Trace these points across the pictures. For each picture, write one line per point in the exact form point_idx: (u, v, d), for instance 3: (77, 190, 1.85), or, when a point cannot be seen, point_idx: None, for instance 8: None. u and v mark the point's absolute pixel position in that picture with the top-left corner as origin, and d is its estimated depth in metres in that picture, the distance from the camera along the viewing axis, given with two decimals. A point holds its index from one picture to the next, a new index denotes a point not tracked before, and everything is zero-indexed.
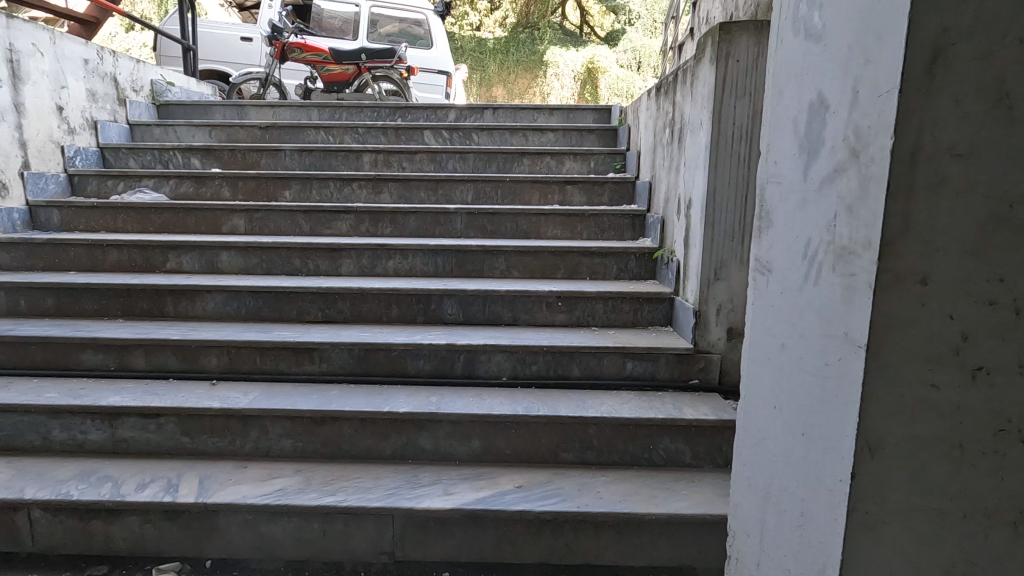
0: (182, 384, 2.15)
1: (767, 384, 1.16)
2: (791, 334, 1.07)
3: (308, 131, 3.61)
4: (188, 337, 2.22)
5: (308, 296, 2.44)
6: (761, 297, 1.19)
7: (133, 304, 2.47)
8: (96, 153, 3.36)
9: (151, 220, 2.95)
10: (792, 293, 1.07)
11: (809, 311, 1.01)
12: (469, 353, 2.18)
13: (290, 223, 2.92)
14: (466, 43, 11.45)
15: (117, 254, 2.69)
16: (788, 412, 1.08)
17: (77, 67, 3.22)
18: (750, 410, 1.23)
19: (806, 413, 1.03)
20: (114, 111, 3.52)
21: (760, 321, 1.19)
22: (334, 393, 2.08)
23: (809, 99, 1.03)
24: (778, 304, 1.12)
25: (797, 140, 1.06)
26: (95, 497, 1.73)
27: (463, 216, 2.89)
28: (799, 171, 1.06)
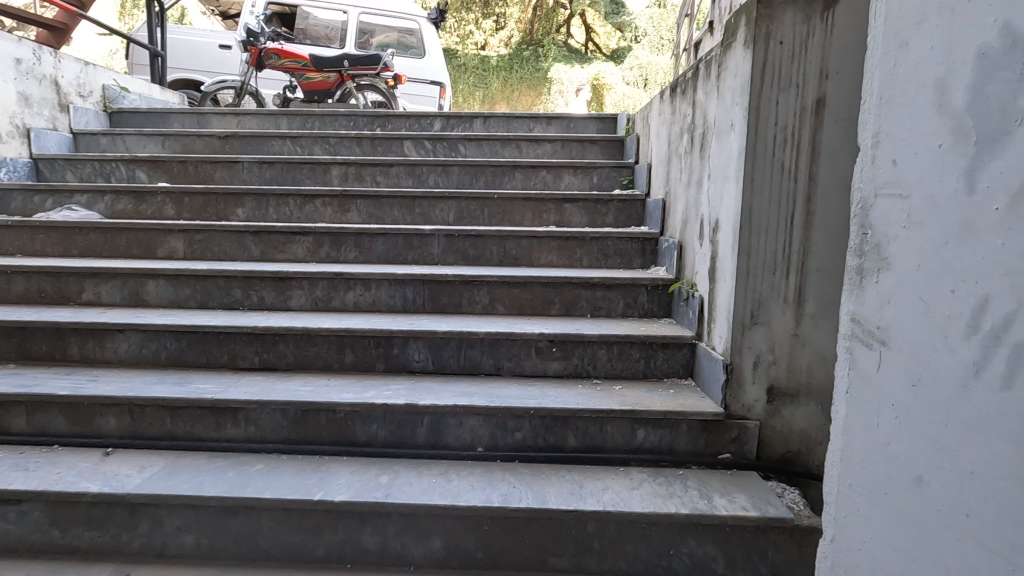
0: (66, 454, 1.68)
1: (887, 486, 0.88)
2: (958, 426, 0.78)
3: (273, 141, 3.19)
4: (80, 392, 1.75)
5: (242, 337, 1.98)
6: (867, 362, 0.90)
7: (28, 347, 2.02)
8: (27, 164, 2.95)
9: (75, 241, 2.51)
10: (950, 351, 0.79)
11: (1001, 395, 0.74)
12: (435, 416, 1.71)
13: (237, 246, 2.48)
14: (467, 60, 11.04)
15: (24, 282, 2.25)
16: (949, 534, 0.80)
17: (6, 67, 2.81)
18: (852, 516, 0.94)
19: (994, 542, 0.75)
20: (54, 118, 3.11)
21: (869, 398, 0.90)
22: (255, 470, 1.60)
23: (964, 86, 0.76)
24: (916, 378, 0.83)
25: (947, 158, 0.78)
26: None
27: (440, 238, 2.43)
28: (954, 202, 0.78)
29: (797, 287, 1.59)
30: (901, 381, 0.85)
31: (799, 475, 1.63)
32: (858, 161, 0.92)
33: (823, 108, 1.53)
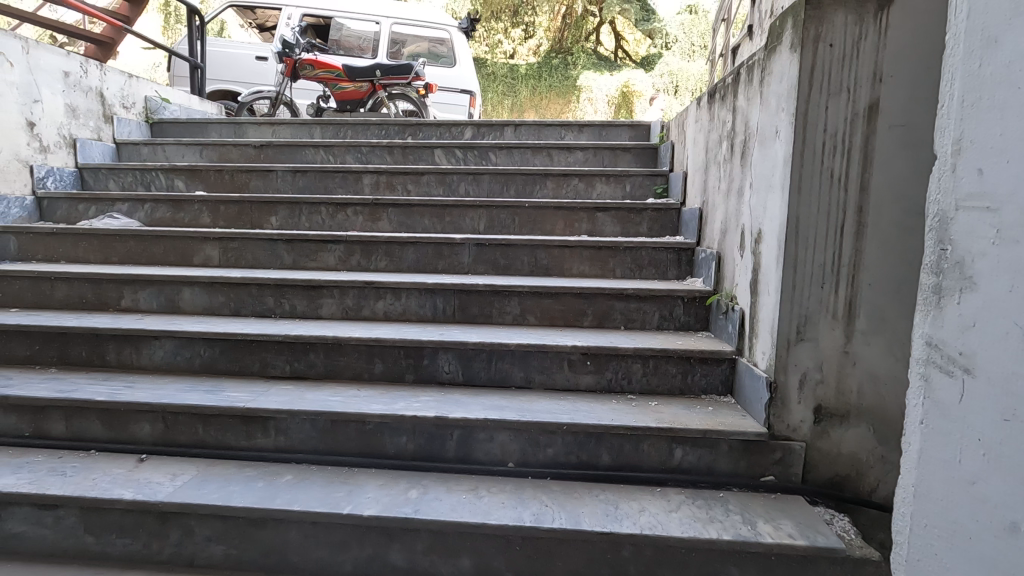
0: (102, 460, 1.70)
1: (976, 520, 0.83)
2: None
3: (306, 150, 3.23)
4: (115, 398, 1.77)
5: (273, 346, 1.98)
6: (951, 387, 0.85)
7: (68, 352, 2.06)
8: (72, 174, 3.04)
9: (115, 248, 2.56)
10: None
11: None
12: (465, 430, 1.67)
13: (270, 254, 2.49)
14: (497, 69, 11.03)
15: (66, 288, 2.30)
16: None
17: (55, 80, 2.91)
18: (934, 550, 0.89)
19: None
20: (99, 129, 3.21)
21: (954, 425, 0.85)
22: (284, 481, 1.58)
23: None
24: (1007, 404, 0.78)
25: None
26: None
27: (471, 248, 2.41)
28: None
29: (847, 302, 1.51)
30: (988, 411, 0.81)
31: (848, 501, 1.54)
32: (935, 173, 0.88)
33: (876, 114, 1.44)
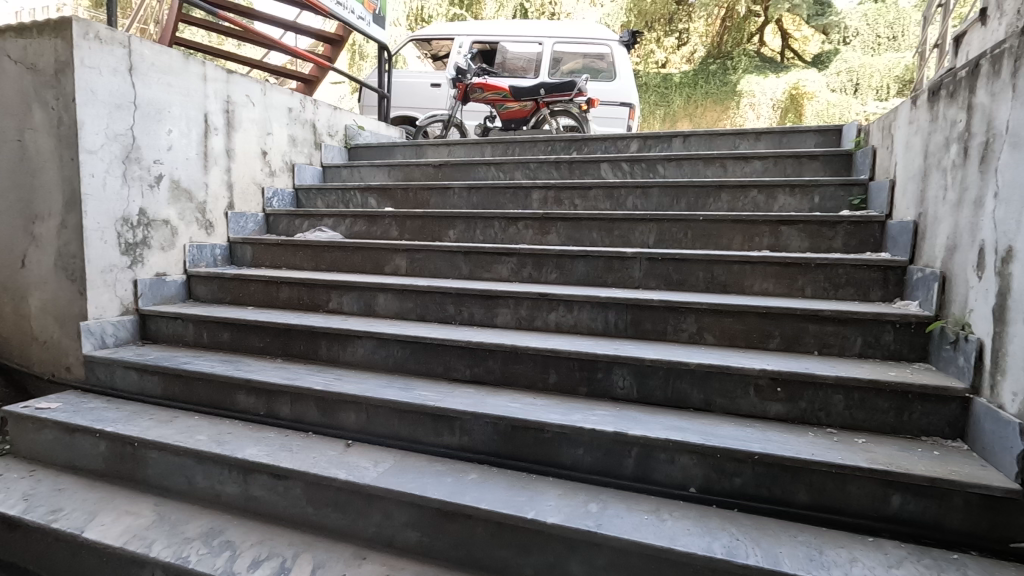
0: (318, 441, 1.96)
1: None
2: None
3: (478, 168, 3.44)
4: (329, 388, 2.03)
5: (456, 351, 2.13)
6: None
7: (291, 346, 2.42)
8: (291, 194, 3.59)
9: (323, 257, 2.96)
10: None
11: None
12: (644, 448, 1.63)
13: (449, 265, 2.69)
14: (651, 79, 10.83)
15: (288, 291, 2.71)
16: None
17: (282, 115, 3.47)
18: None
19: None
20: (311, 155, 3.75)
21: None
22: (470, 479, 1.68)
23: None
24: None
25: None
26: (208, 570, 1.55)
27: (642, 262, 2.37)
28: None
29: None
30: None
31: None
32: None
33: None
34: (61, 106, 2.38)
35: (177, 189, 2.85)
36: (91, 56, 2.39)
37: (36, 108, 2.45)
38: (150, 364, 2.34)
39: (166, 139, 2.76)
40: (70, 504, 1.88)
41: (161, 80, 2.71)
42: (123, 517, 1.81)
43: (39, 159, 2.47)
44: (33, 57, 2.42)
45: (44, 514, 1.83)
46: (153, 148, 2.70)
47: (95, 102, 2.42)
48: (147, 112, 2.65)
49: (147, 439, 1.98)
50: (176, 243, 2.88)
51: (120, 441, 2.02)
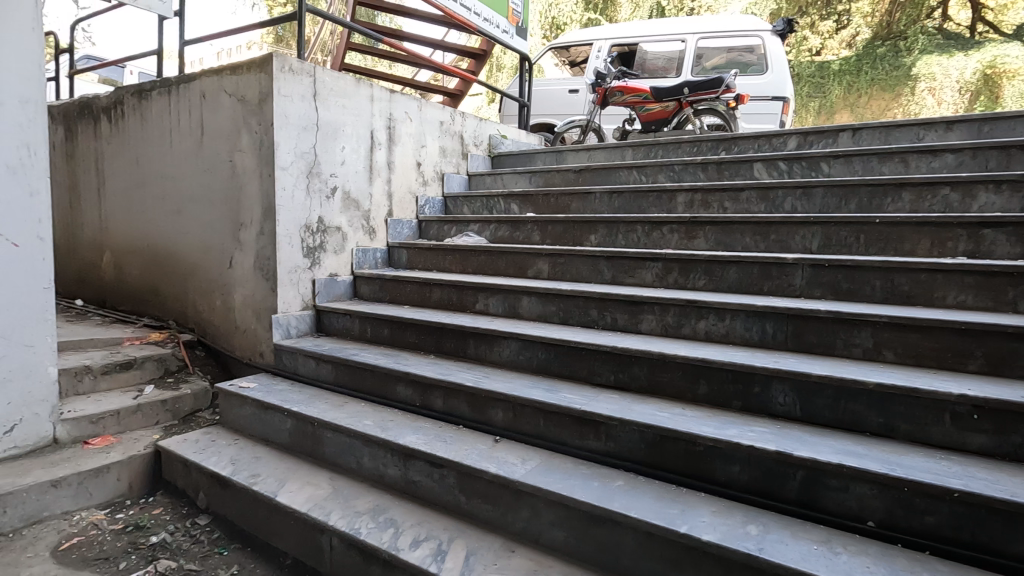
0: (469, 435, 2.08)
1: None
2: None
3: (620, 172, 3.40)
4: (479, 385, 2.14)
5: (601, 356, 2.13)
6: None
7: (442, 343, 2.60)
8: (441, 202, 3.85)
9: (470, 261, 3.13)
10: None
11: None
12: (811, 472, 1.50)
13: (592, 269, 2.70)
14: (804, 69, 9.80)
15: (440, 292, 2.91)
16: None
17: (435, 128, 3.73)
18: None
19: None
20: (458, 164, 3.99)
21: None
22: (617, 485, 1.67)
23: None
24: None
25: None
26: (376, 543, 1.72)
27: (805, 269, 2.18)
28: None
29: None
30: None
31: None
32: None
33: None
34: (263, 130, 2.80)
35: (348, 199, 3.19)
36: (286, 86, 2.78)
37: (243, 133, 2.91)
38: (325, 354, 2.66)
39: (340, 155, 3.11)
40: (265, 471, 2.20)
41: (338, 103, 3.06)
42: (306, 486, 2.07)
43: (245, 176, 2.93)
44: (243, 90, 2.88)
45: (246, 477, 2.15)
46: (330, 164, 3.06)
47: (288, 126, 2.81)
48: (327, 132, 3.01)
49: (324, 420, 2.24)
50: (346, 247, 3.23)
51: (303, 420, 2.32)
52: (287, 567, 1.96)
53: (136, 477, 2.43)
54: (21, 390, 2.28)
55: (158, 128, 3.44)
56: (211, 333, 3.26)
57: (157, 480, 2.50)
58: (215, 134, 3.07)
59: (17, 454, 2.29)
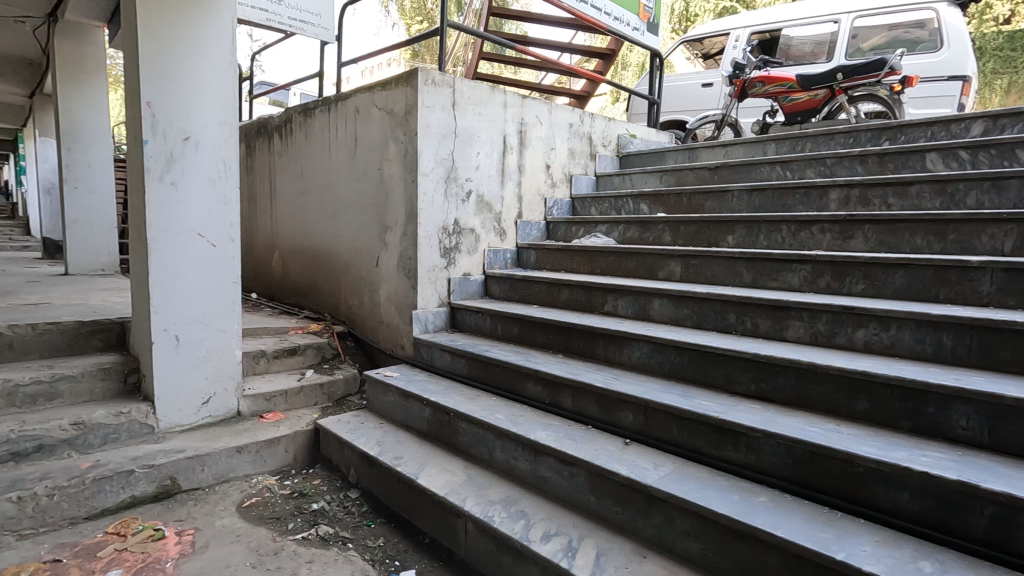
0: (598, 435, 2.08)
1: None
2: None
3: (761, 168, 3.18)
4: (609, 386, 2.13)
5: (740, 363, 2.01)
6: None
7: (571, 343, 2.63)
8: (568, 203, 3.88)
9: (598, 262, 3.11)
10: None
11: None
12: (1004, 508, 1.29)
13: (729, 271, 2.56)
14: (988, 41, 8.47)
15: (568, 292, 2.94)
16: None
17: (564, 130, 3.77)
18: None
19: None
20: (587, 165, 4.00)
21: None
22: (760, 501, 1.57)
23: None
24: None
25: None
26: (509, 532, 1.79)
27: (994, 274, 1.88)
28: None
29: None
30: None
31: None
32: None
33: None
34: (408, 139, 3.03)
35: (481, 202, 3.35)
36: (429, 97, 2.99)
37: (391, 143, 3.17)
38: (459, 349, 2.81)
39: (475, 160, 3.26)
40: (407, 454, 2.38)
41: (474, 111, 3.22)
42: (443, 472, 2.21)
43: (392, 182, 3.19)
44: (391, 104, 3.14)
45: (391, 458, 2.35)
46: (466, 169, 3.22)
47: (429, 134, 3.02)
48: (463, 138, 3.18)
49: (460, 411, 2.37)
50: (479, 248, 3.38)
51: (440, 409, 2.47)
52: (425, 545, 2.10)
53: (300, 450, 2.76)
54: (216, 367, 2.72)
55: (319, 142, 3.87)
56: (359, 326, 3.60)
57: (315, 454, 2.82)
58: (367, 146, 3.38)
59: (211, 421, 2.73)
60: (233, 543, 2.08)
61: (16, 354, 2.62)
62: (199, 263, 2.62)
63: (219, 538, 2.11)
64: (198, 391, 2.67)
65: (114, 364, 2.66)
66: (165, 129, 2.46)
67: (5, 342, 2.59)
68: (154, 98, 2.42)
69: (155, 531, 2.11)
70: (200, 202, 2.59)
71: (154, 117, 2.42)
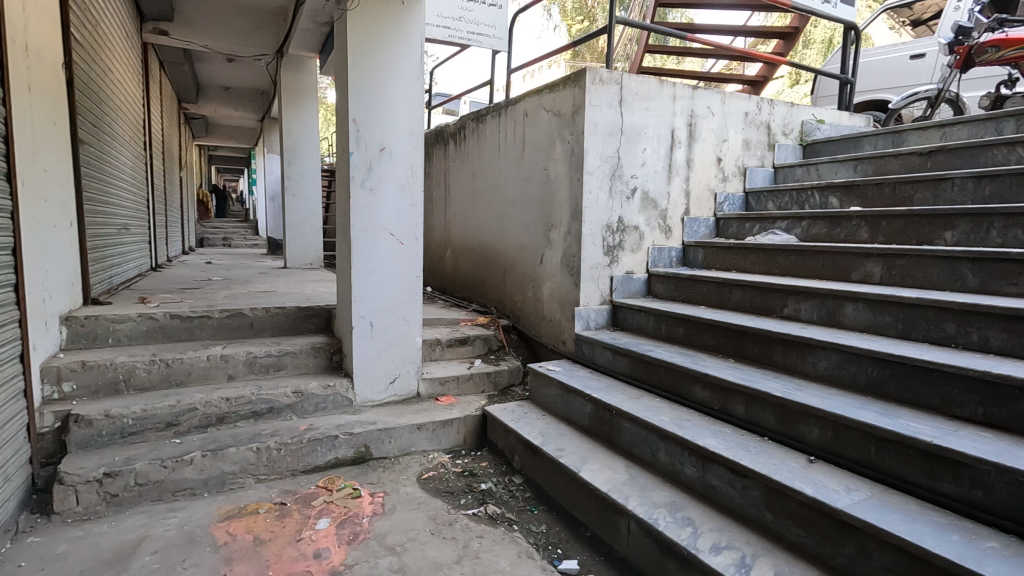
0: (776, 449, 1.93)
1: None
2: None
3: (994, 150, 2.65)
4: (790, 396, 1.96)
5: (962, 381, 1.71)
6: None
7: (744, 348, 2.46)
8: (741, 198, 3.63)
9: (777, 261, 2.87)
10: None
11: None
12: None
13: (947, 274, 2.18)
14: None
15: (741, 293, 2.75)
16: None
17: (739, 120, 3.53)
18: None
19: None
20: (763, 157, 3.70)
21: None
22: (990, 547, 1.33)
23: None
24: None
25: None
26: (675, 537, 1.74)
27: None
28: None
29: None
30: None
31: None
32: None
33: None
34: (575, 139, 3.09)
35: (646, 200, 3.28)
36: (596, 96, 3.01)
37: (558, 143, 3.25)
38: (622, 347, 2.79)
39: (642, 156, 3.21)
40: (569, 447, 2.44)
41: (641, 106, 3.16)
42: (605, 469, 2.22)
43: (557, 182, 3.28)
44: (559, 106, 3.22)
45: (554, 450, 2.43)
46: (632, 166, 3.18)
47: (596, 133, 3.03)
48: (630, 135, 3.14)
49: (622, 409, 2.36)
50: (643, 246, 3.32)
51: (602, 407, 2.49)
52: (586, 538, 2.14)
53: (469, 433, 2.97)
54: (401, 351, 3.05)
55: (490, 146, 4.12)
56: (523, 320, 3.76)
57: (483, 438, 3.02)
58: (534, 147, 3.51)
59: (396, 399, 3.07)
60: (415, 509, 2.32)
61: (255, 331, 3.22)
62: (390, 259, 2.96)
63: (403, 503, 2.37)
64: (387, 372, 3.03)
65: (323, 344, 3.13)
66: (367, 141, 2.82)
67: (248, 321, 3.19)
68: (359, 115, 2.79)
69: (354, 489, 2.45)
70: (392, 205, 2.93)
71: (359, 131, 2.79)
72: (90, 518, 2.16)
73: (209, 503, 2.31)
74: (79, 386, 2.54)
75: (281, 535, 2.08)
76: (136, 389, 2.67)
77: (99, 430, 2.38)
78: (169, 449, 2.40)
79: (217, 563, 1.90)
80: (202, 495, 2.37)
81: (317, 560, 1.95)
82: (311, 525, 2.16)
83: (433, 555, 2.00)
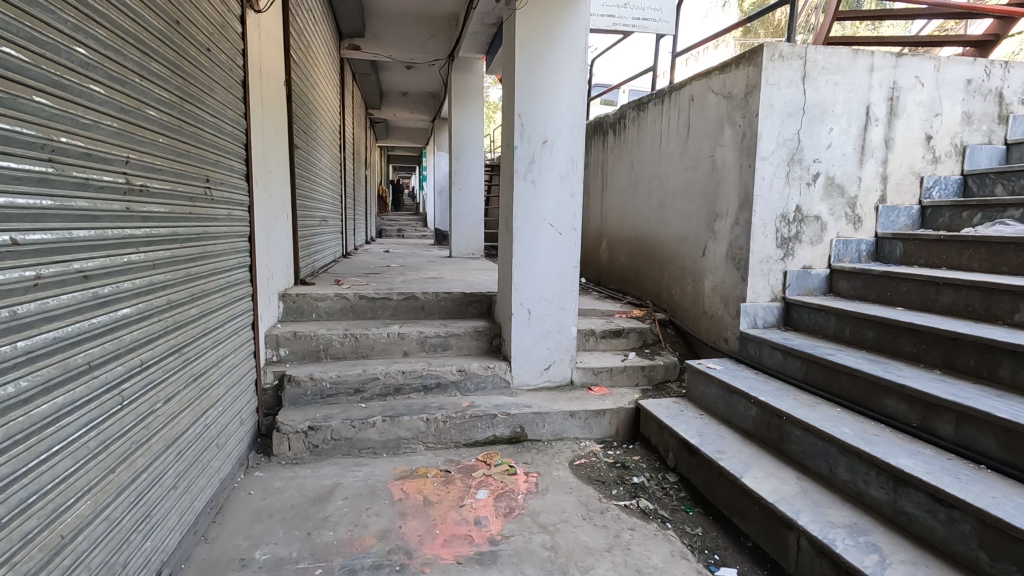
0: (997, 480, 1.62)
1: None
2: None
3: None
4: (1019, 420, 1.63)
5: None
6: None
7: (956, 358, 2.10)
8: (957, 182, 3.08)
9: (1006, 258, 2.37)
10: None
11: None
12: None
13: None
14: None
15: (953, 294, 2.35)
16: None
17: (958, 90, 2.97)
18: None
19: None
20: (991, 132, 3.08)
21: None
22: None
23: None
24: None
25: None
26: (856, 562, 1.56)
27: None
28: None
29: None
30: None
31: None
32: None
33: None
34: (747, 122, 2.87)
35: (831, 186, 2.93)
36: (774, 74, 2.75)
37: (727, 128, 3.05)
38: (796, 348, 2.55)
39: (827, 137, 2.87)
40: (730, 450, 2.30)
41: (828, 81, 2.82)
42: (772, 478, 2.06)
43: (725, 169, 3.08)
44: (730, 87, 3.01)
45: (713, 451, 2.31)
46: (814, 148, 2.87)
47: (772, 114, 2.79)
48: (813, 114, 2.83)
49: (794, 416, 2.16)
50: (824, 238, 2.99)
51: (770, 411, 2.30)
52: (748, 549, 2.00)
53: (621, 425, 2.96)
54: (557, 339, 3.13)
55: (651, 135, 4.00)
56: (681, 314, 3.62)
57: (635, 432, 2.98)
58: (700, 133, 3.34)
59: (550, 385, 3.17)
60: (567, 493, 2.38)
61: (426, 314, 3.54)
62: (550, 249, 3.04)
63: (556, 485, 2.45)
64: (542, 358, 3.13)
65: (485, 329, 3.34)
66: (530, 134, 2.92)
67: (420, 304, 3.52)
68: (524, 110, 2.89)
69: (510, 467, 2.58)
70: (553, 197, 3.00)
71: (524, 125, 2.90)
72: (298, 463, 2.58)
73: (386, 463, 2.61)
74: (292, 352, 3.04)
75: (446, 499, 2.28)
76: (333, 357, 3.11)
77: (305, 390, 2.83)
78: (357, 411, 2.76)
79: (394, 516, 2.15)
80: (382, 454, 2.69)
81: (477, 526, 2.10)
82: (472, 493, 2.34)
83: (584, 539, 2.03)
